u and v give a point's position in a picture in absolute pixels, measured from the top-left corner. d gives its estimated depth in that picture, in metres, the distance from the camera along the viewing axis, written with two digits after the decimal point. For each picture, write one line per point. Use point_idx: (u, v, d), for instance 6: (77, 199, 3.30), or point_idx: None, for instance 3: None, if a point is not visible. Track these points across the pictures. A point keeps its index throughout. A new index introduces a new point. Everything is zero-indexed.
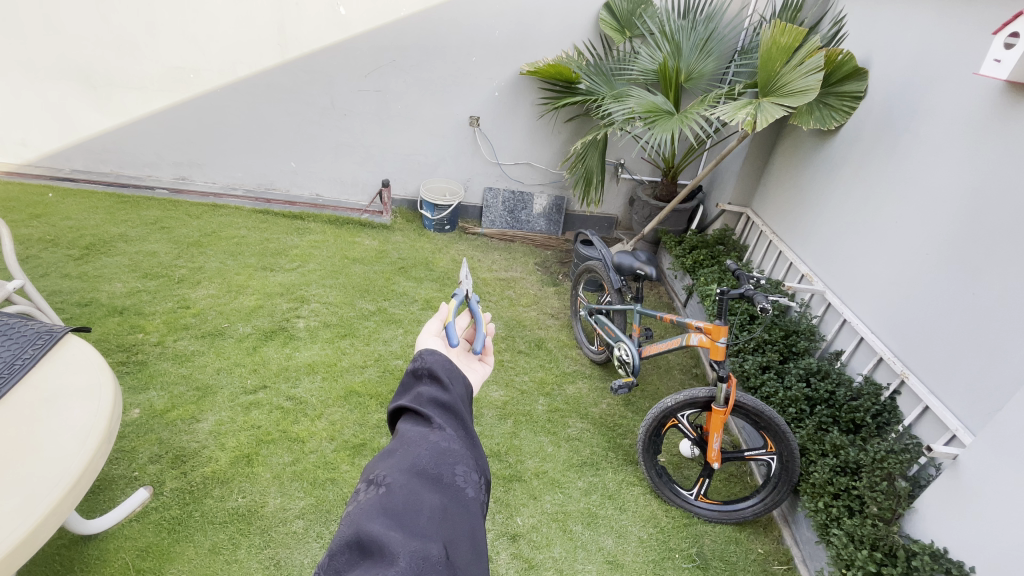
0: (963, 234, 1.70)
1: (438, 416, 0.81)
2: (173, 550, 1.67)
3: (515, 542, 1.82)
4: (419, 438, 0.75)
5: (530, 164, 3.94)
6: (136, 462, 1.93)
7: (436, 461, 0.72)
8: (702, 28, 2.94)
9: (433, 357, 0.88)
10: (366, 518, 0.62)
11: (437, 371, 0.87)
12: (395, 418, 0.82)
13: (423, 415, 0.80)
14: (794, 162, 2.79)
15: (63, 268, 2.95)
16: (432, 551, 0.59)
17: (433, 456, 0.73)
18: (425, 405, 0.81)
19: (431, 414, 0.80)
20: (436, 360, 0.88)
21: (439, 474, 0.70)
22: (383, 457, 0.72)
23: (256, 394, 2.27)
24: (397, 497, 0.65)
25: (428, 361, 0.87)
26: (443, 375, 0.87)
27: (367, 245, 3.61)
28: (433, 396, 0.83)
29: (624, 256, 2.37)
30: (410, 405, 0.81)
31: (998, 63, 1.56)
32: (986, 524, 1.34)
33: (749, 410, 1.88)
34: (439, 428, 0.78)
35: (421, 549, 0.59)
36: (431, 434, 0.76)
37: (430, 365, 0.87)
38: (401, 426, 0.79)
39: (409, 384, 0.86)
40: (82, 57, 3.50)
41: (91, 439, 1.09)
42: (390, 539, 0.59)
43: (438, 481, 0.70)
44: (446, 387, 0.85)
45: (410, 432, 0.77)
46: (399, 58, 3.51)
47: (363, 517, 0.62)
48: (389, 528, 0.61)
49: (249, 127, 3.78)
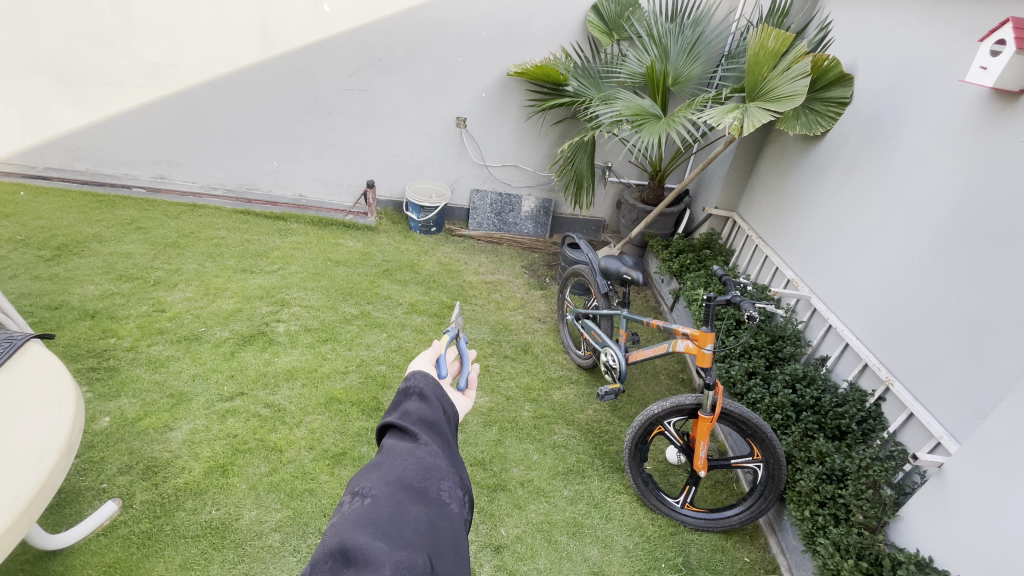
0: (949, 241, 1.70)
1: (424, 433, 0.76)
2: (142, 566, 1.60)
3: (499, 553, 1.77)
4: (405, 453, 0.71)
5: (518, 166, 3.91)
6: (105, 474, 1.85)
7: (422, 475, 0.68)
8: (689, 32, 2.94)
9: (425, 379, 0.83)
10: (351, 529, 0.58)
11: (428, 393, 0.82)
12: (379, 433, 0.77)
13: (409, 433, 0.75)
14: (780, 166, 2.79)
15: (33, 270, 2.84)
16: (418, 562, 0.57)
17: (419, 470, 0.68)
18: (413, 423, 0.77)
19: (416, 430, 0.76)
20: (427, 380, 0.83)
21: (425, 488, 0.67)
22: (367, 470, 0.68)
23: (233, 402, 2.20)
24: (383, 509, 0.61)
25: (419, 381, 0.83)
26: (435, 398, 0.82)
27: (351, 247, 3.55)
28: (422, 415, 0.79)
29: (611, 260, 2.33)
30: (396, 422, 0.76)
31: (984, 71, 1.57)
32: (973, 531, 1.32)
33: (736, 418, 1.86)
34: (425, 444, 0.73)
35: (407, 558, 0.56)
36: (417, 450, 0.72)
37: (422, 386, 0.82)
38: (385, 442, 0.74)
39: (396, 401, 0.81)
40: (54, 49, 3.36)
41: (48, 455, 1.02)
42: (376, 549, 0.56)
43: (423, 496, 0.66)
44: (436, 410, 0.81)
45: (395, 448, 0.72)
46: (384, 57, 3.46)
47: (348, 527, 0.58)
48: (375, 537, 0.57)
49: (230, 127, 3.69)
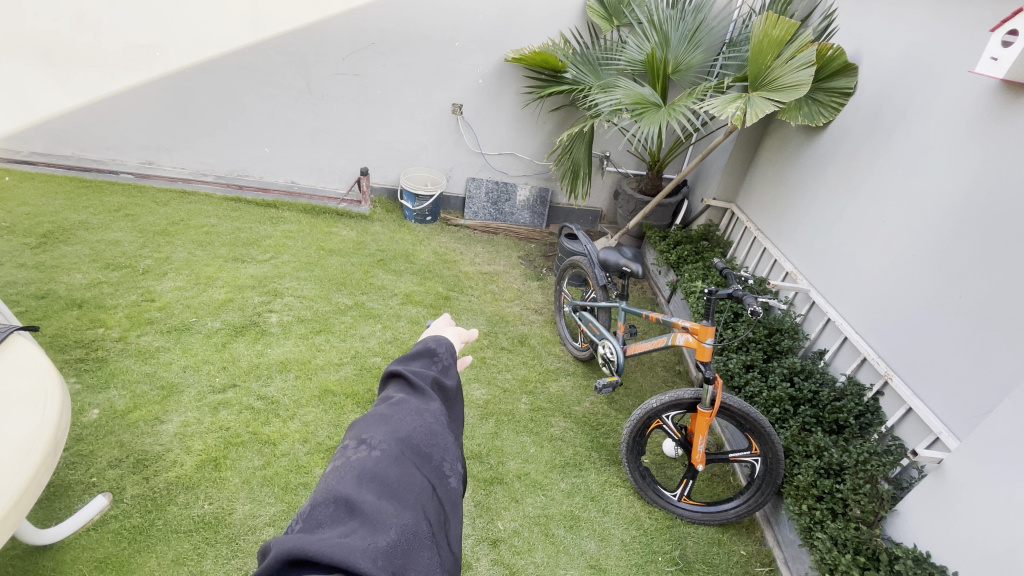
0: (954, 232, 1.68)
1: (434, 396, 0.72)
2: (134, 561, 1.57)
3: (496, 547, 1.76)
4: (415, 411, 0.67)
5: (515, 155, 3.85)
6: (94, 467, 1.81)
7: (429, 439, 0.65)
8: (690, 18, 2.87)
9: (447, 344, 0.79)
10: (356, 483, 0.56)
11: (447, 357, 0.78)
12: (387, 382, 0.74)
13: (419, 390, 0.71)
14: (780, 157, 2.77)
15: (18, 257, 2.77)
16: (421, 527, 0.55)
17: (427, 433, 0.65)
18: (425, 383, 0.73)
19: (427, 391, 0.72)
20: (447, 347, 0.79)
21: (431, 454, 0.64)
22: (374, 421, 0.64)
23: (224, 394, 2.16)
24: (390, 468, 0.58)
25: (441, 346, 0.79)
26: (452, 364, 0.79)
27: (344, 236, 3.49)
28: (435, 377, 0.75)
29: (610, 252, 2.30)
30: (406, 375, 0.72)
31: (995, 62, 1.54)
32: (974, 529, 1.31)
33: (735, 412, 1.84)
34: (434, 407, 0.70)
35: (411, 523, 0.55)
36: (427, 410, 0.68)
37: (443, 349, 0.79)
38: (392, 394, 0.71)
39: (412, 354, 0.77)
40: (36, 30, 3.24)
41: (34, 452, 0.99)
42: (382, 509, 0.54)
43: (428, 461, 0.63)
44: (449, 376, 0.77)
45: (405, 403, 0.68)
46: (378, 40, 3.38)
47: (353, 481, 0.56)
48: (380, 496, 0.56)
49: (220, 111, 3.60)
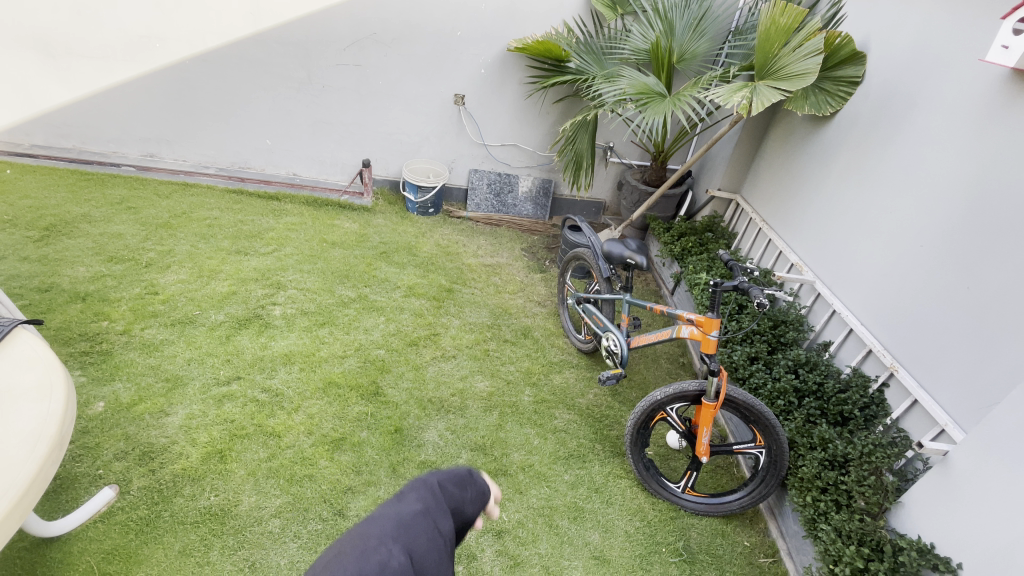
0: (962, 225, 1.66)
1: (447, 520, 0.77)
2: (141, 553, 1.58)
3: (501, 538, 1.77)
4: (431, 529, 0.72)
5: (517, 145, 3.82)
6: (101, 459, 1.82)
7: (433, 562, 0.70)
8: (696, 6, 2.85)
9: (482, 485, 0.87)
10: None
11: (473, 487, 0.85)
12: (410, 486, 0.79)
13: (440, 510, 0.76)
14: (787, 147, 2.74)
15: (21, 250, 2.77)
16: None
17: (433, 555, 0.70)
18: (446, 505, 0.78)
19: (444, 513, 0.77)
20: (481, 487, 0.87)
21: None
22: (394, 524, 0.70)
23: (229, 386, 2.17)
24: None
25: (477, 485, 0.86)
26: (478, 498, 0.85)
27: (347, 228, 3.48)
28: (456, 500, 0.80)
29: (614, 244, 2.29)
30: (434, 488, 0.78)
31: (1006, 50, 1.52)
32: (978, 521, 1.31)
33: (739, 404, 1.84)
34: (443, 531, 0.74)
35: None
36: (438, 531, 0.73)
37: (476, 486, 0.86)
38: (415, 498, 0.76)
39: (451, 474, 0.83)
40: (35, 21, 3.22)
41: (40, 446, 0.99)
42: None
43: None
44: (469, 504, 0.82)
45: (425, 516, 0.73)
46: (380, 30, 3.34)
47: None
48: None
49: (221, 103, 3.58)
